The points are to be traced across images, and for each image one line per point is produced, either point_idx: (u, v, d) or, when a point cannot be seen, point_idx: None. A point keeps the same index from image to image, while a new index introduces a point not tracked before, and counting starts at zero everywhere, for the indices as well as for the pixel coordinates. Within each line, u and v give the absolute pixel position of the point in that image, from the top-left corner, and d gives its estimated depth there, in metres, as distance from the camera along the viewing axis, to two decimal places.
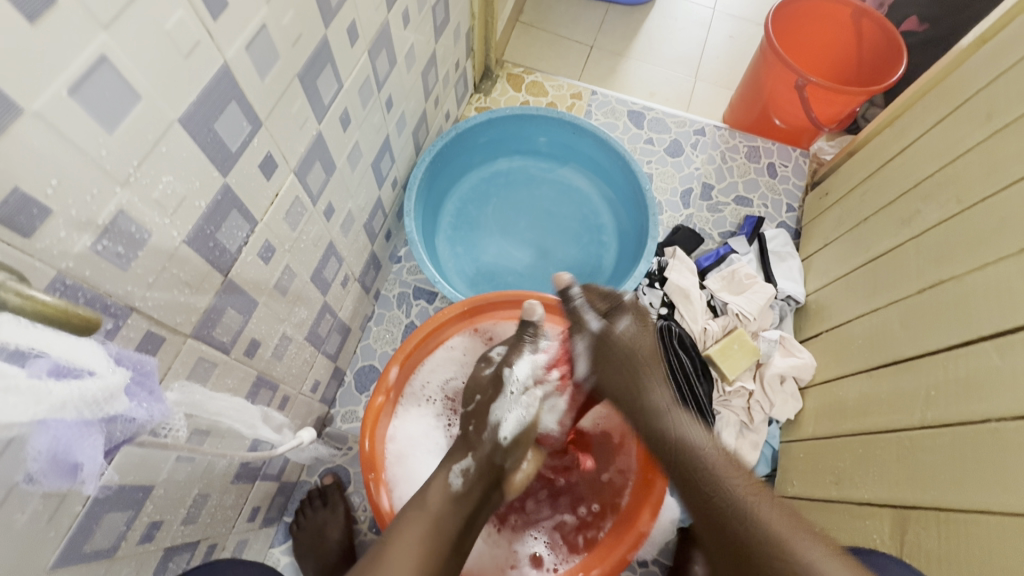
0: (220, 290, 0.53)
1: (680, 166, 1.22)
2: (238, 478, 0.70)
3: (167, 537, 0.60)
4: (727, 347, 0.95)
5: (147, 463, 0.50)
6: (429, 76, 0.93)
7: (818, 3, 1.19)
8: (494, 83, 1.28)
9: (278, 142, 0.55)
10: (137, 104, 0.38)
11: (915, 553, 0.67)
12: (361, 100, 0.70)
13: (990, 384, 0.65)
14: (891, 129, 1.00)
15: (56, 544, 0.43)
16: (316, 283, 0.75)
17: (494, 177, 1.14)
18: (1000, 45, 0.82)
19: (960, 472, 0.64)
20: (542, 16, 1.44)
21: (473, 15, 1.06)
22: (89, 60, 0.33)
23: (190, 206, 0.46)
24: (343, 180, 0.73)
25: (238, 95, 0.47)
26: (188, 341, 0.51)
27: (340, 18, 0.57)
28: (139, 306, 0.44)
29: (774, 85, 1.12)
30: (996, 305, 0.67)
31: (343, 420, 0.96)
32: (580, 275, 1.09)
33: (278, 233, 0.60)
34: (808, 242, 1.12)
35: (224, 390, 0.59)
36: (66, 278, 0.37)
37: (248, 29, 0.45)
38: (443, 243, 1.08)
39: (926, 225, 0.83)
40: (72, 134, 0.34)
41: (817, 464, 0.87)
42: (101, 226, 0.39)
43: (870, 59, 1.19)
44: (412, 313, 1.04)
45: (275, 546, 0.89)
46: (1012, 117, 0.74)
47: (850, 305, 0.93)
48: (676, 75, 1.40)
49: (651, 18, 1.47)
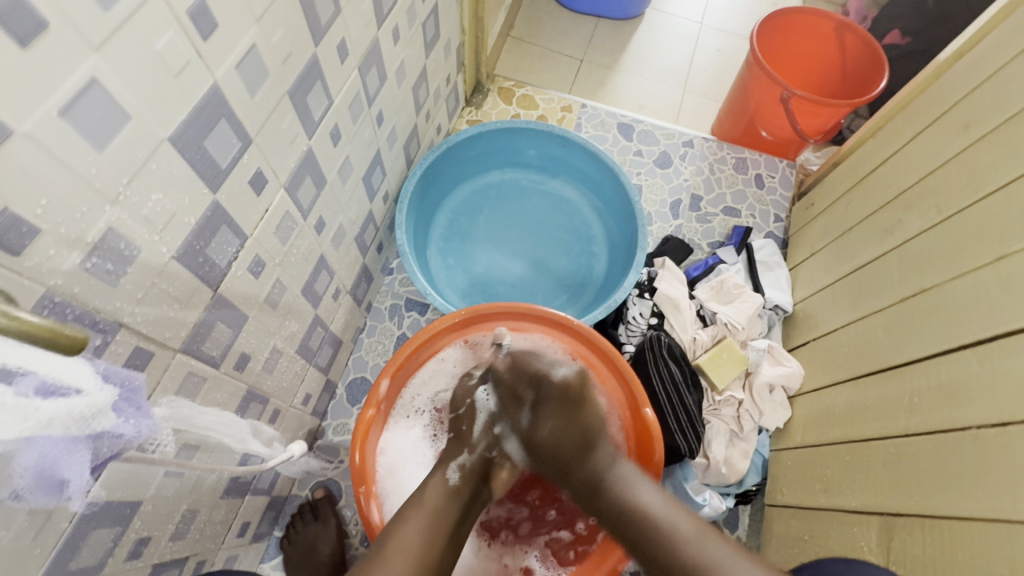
0: (210, 305, 0.54)
1: (669, 177, 1.23)
2: (227, 493, 0.70)
3: (155, 553, 0.60)
4: (717, 356, 0.96)
5: (135, 478, 0.50)
6: (420, 91, 0.94)
7: (802, 18, 1.22)
8: (485, 96, 1.30)
9: (268, 158, 0.56)
10: (127, 124, 0.38)
11: (902, 560, 0.68)
12: (352, 115, 0.71)
13: (971, 391, 0.66)
14: (873, 141, 1.03)
15: (42, 560, 0.43)
16: (307, 296, 0.75)
17: (485, 189, 1.15)
18: (977, 59, 0.84)
19: (945, 480, 0.65)
20: (533, 31, 1.47)
21: (464, 30, 1.08)
22: (80, 82, 0.34)
23: (180, 222, 0.46)
24: (334, 193, 0.73)
25: (228, 113, 0.47)
26: (177, 355, 0.51)
27: (330, 37, 0.59)
28: (128, 321, 0.44)
29: (759, 97, 1.14)
30: (976, 313, 0.68)
31: (334, 432, 0.96)
32: (571, 286, 1.09)
33: (268, 248, 0.61)
34: (795, 252, 1.13)
35: (214, 404, 0.59)
36: (54, 295, 0.38)
37: (238, 49, 0.46)
38: (435, 255, 1.09)
39: (907, 234, 0.84)
40: (63, 154, 0.35)
41: (807, 472, 0.88)
42: (90, 242, 0.39)
43: (853, 73, 1.22)
44: (404, 325, 1.05)
45: (265, 562, 0.88)
46: (987, 130, 0.76)
47: (836, 313, 0.94)
48: (665, 88, 1.42)
49: (640, 32, 1.49)
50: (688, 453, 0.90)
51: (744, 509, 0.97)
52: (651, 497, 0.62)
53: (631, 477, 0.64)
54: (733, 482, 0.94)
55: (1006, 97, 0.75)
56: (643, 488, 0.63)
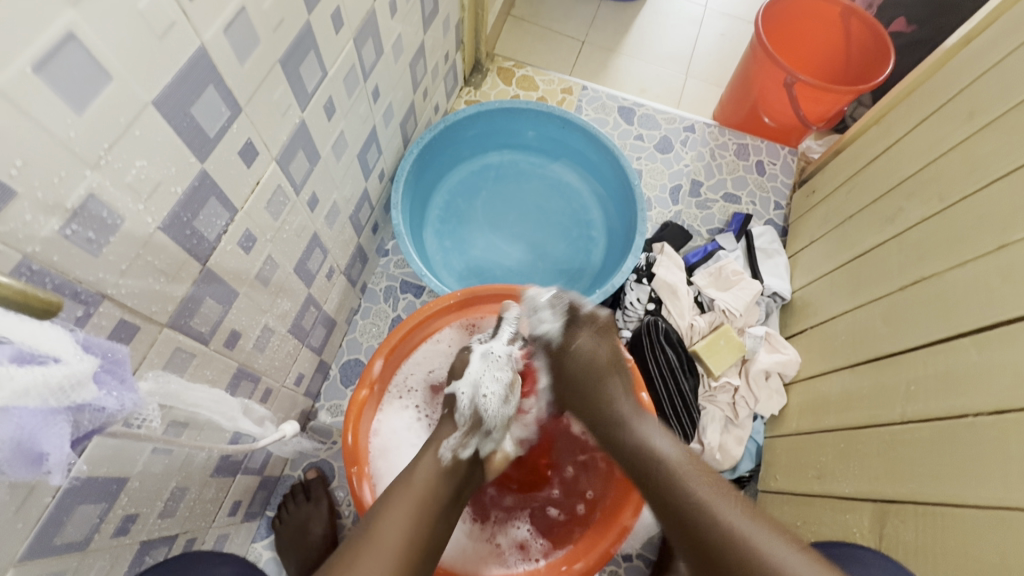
0: (198, 279, 0.52)
1: (670, 162, 1.22)
2: (218, 471, 0.69)
3: (143, 530, 0.59)
4: (714, 342, 0.95)
5: (121, 454, 0.49)
6: (418, 67, 0.92)
7: (808, 1, 1.19)
8: (484, 76, 1.27)
9: (259, 130, 0.54)
10: (108, 85, 0.37)
11: (893, 547, 0.68)
12: (347, 89, 0.69)
13: (969, 378, 0.65)
14: (876, 128, 1.01)
15: (23, 537, 0.42)
16: (300, 274, 0.74)
17: (484, 171, 1.13)
18: (986, 43, 0.82)
19: (940, 467, 0.65)
20: (534, 11, 1.43)
21: (464, 6, 1.05)
22: (55, 38, 0.32)
23: (166, 192, 0.45)
24: (327, 170, 0.72)
25: (216, 79, 0.46)
26: (164, 330, 0.50)
27: (323, 4, 0.56)
28: (111, 293, 0.43)
29: (763, 83, 1.12)
30: (977, 301, 0.68)
31: (328, 414, 0.95)
32: (569, 270, 1.08)
33: (259, 222, 0.59)
34: (795, 239, 1.12)
35: (204, 381, 0.58)
36: (32, 263, 0.36)
37: (226, 12, 0.44)
38: (431, 236, 1.08)
39: (909, 222, 0.83)
40: (38, 114, 0.33)
41: (799, 459, 0.88)
42: (69, 209, 0.37)
43: (857, 62, 1.21)
44: (399, 307, 1.04)
45: (257, 541, 0.88)
46: (995, 116, 0.75)
47: (833, 302, 0.94)
48: (667, 72, 1.40)
49: (642, 14, 1.46)
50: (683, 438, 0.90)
51: None
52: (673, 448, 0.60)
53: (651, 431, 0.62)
54: (727, 468, 0.94)
55: (1013, 82, 0.73)
56: (662, 439, 0.61)
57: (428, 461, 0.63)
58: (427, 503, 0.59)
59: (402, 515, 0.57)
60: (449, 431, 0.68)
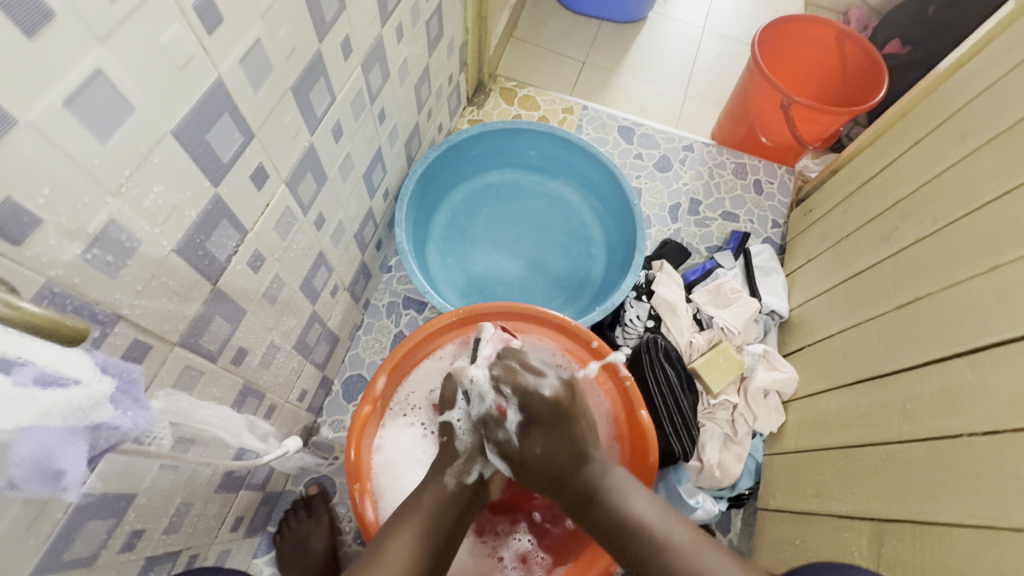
0: (209, 299, 0.54)
1: (669, 180, 1.24)
2: (222, 487, 0.70)
3: (148, 546, 0.60)
4: (712, 360, 0.96)
5: (130, 471, 0.50)
6: (422, 89, 0.95)
7: (803, 25, 1.22)
8: (487, 96, 1.30)
9: (270, 154, 0.56)
10: (130, 116, 0.38)
11: (891, 565, 0.68)
12: (354, 113, 0.71)
13: (965, 398, 0.66)
14: (871, 149, 1.03)
15: (34, 553, 0.43)
16: (306, 292, 0.75)
17: (485, 189, 1.15)
18: (976, 69, 0.85)
19: (936, 485, 0.65)
20: (535, 32, 1.47)
21: (467, 30, 1.08)
22: (84, 73, 0.34)
23: (181, 215, 0.46)
24: (334, 190, 0.73)
25: (232, 108, 0.47)
26: (175, 349, 0.51)
27: (334, 33, 0.59)
28: (127, 313, 0.44)
29: (760, 104, 1.14)
30: (972, 322, 0.69)
31: (330, 429, 0.96)
32: (570, 286, 1.10)
33: (268, 242, 0.61)
34: (792, 257, 1.14)
35: (211, 398, 0.59)
36: (54, 286, 0.38)
37: (241, 44, 0.45)
38: (434, 253, 1.09)
39: (904, 242, 0.85)
40: (66, 145, 0.35)
41: (797, 477, 0.89)
42: (91, 234, 0.39)
43: (852, 83, 1.23)
44: (402, 323, 1.05)
45: (258, 557, 0.88)
46: (985, 141, 0.77)
47: (831, 320, 0.95)
48: (666, 92, 1.43)
49: (642, 35, 1.50)
50: (682, 457, 0.90)
51: (737, 513, 0.98)
52: (643, 507, 0.62)
53: (624, 484, 0.64)
54: (726, 485, 0.95)
55: (1002, 109, 0.76)
56: (637, 498, 0.63)
57: (434, 488, 0.65)
58: (430, 527, 0.61)
59: (406, 539, 0.59)
60: (450, 461, 0.69)
